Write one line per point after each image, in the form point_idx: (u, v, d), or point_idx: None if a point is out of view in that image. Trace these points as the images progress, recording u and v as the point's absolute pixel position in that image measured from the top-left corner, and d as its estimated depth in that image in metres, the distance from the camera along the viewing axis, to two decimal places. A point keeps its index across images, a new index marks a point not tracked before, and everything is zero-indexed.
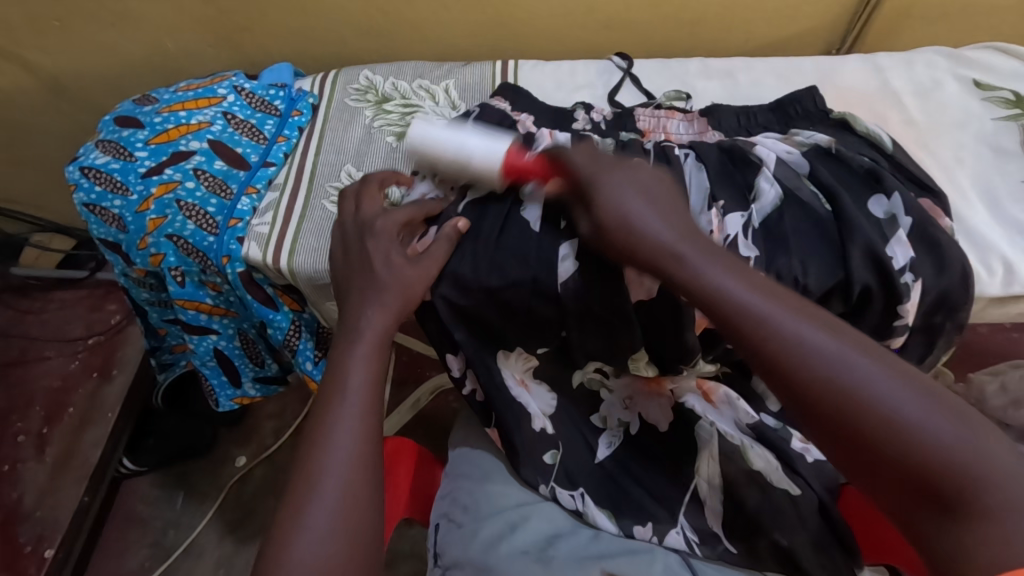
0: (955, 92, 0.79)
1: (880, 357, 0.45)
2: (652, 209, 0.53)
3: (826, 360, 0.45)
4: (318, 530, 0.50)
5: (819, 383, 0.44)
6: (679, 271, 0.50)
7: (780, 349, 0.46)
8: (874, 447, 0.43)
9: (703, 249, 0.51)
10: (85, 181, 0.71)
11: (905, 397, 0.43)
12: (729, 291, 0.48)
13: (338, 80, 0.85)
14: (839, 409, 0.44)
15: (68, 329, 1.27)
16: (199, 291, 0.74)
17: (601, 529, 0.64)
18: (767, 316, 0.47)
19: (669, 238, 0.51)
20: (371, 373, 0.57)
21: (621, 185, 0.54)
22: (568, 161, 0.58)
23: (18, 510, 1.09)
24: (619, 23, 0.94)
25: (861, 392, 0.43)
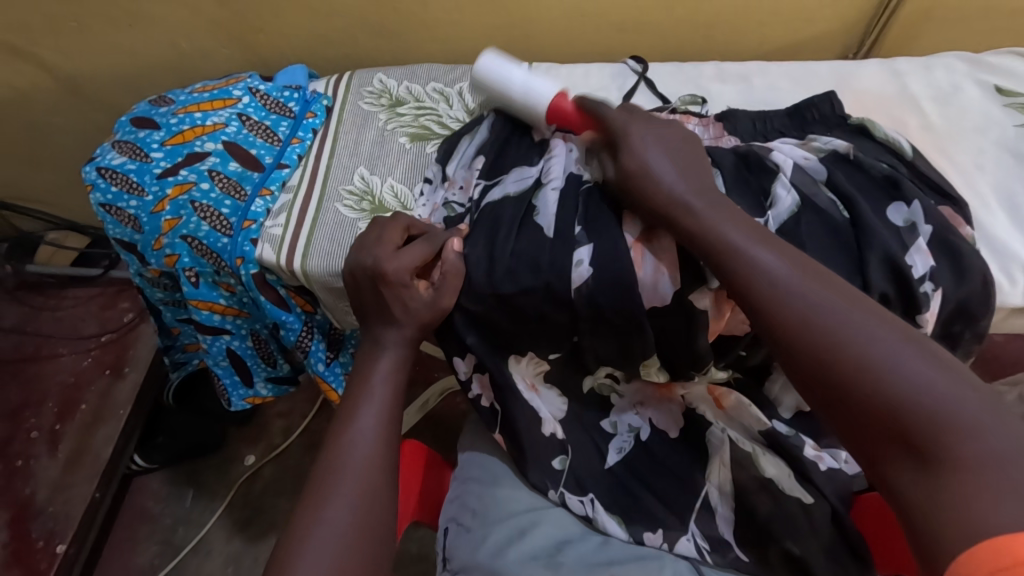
0: (975, 97, 0.78)
1: (872, 310, 0.46)
2: (672, 162, 0.58)
3: (809, 304, 0.47)
4: (331, 528, 0.50)
5: (803, 327, 0.47)
6: (687, 220, 0.55)
7: (767, 294, 0.49)
8: (849, 391, 0.44)
9: (716, 206, 0.55)
10: (102, 181, 0.72)
11: (889, 346, 0.44)
12: (728, 239, 0.52)
13: (352, 83, 0.85)
14: (819, 354, 0.46)
15: (81, 326, 1.28)
16: (213, 291, 0.74)
17: (610, 535, 0.64)
18: (759, 263, 0.50)
19: (682, 189, 0.56)
20: (388, 380, 0.60)
21: (651, 143, 0.59)
22: (604, 114, 0.64)
23: (30, 505, 1.10)
24: (633, 25, 0.93)
25: (841, 337, 0.45)
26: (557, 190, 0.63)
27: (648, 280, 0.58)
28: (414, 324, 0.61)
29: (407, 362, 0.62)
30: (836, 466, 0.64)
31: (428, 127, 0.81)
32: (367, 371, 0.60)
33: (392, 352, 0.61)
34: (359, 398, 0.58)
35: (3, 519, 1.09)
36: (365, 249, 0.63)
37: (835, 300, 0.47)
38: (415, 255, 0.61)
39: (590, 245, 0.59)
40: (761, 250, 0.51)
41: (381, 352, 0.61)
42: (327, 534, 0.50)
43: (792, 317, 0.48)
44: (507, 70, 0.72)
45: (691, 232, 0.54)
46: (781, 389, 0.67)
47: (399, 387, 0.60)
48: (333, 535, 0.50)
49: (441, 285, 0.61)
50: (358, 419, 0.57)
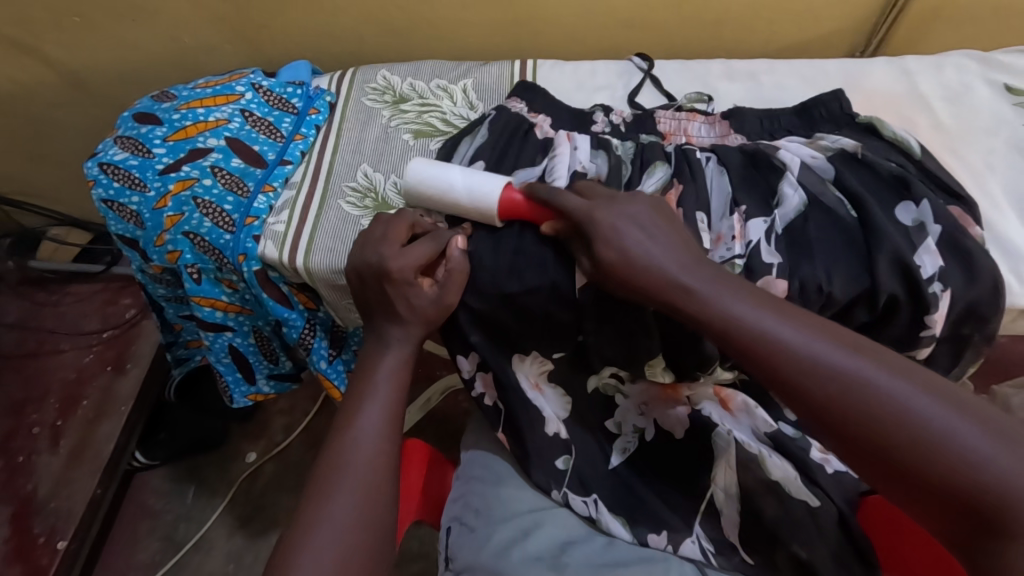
0: (985, 96, 0.77)
1: (902, 370, 0.45)
2: (652, 239, 0.53)
3: (843, 378, 0.45)
4: (334, 528, 0.50)
5: (842, 404, 0.44)
6: (693, 305, 0.50)
7: (799, 374, 0.46)
8: (902, 465, 0.43)
9: (718, 283, 0.50)
10: (103, 177, 0.71)
11: (931, 411, 0.43)
12: (745, 317, 0.48)
13: (355, 79, 0.85)
14: (864, 430, 0.44)
15: (83, 322, 1.28)
16: (215, 288, 0.74)
17: (615, 536, 0.63)
18: (784, 338, 0.47)
19: (675, 266, 0.51)
20: (391, 379, 0.59)
21: (623, 228, 0.53)
22: (560, 201, 0.57)
23: (32, 500, 1.10)
24: (639, 22, 0.93)
25: (883, 410, 0.43)
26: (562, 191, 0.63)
27: None
28: (417, 322, 0.60)
29: (409, 361, 0.61)
30: (843, 469, 0.65)
31: (432, 124, 0.80)
32: (370, 370, 0.59)
33: (396, 351, 0.60)
34: (363, 397, 0.58)
35: (4, 514, 1.09)
36: (370, 246, 0.62)
37: (867, 369, 0.45)
38: (419, 254, 0.60)
39: None
40: (784, 324, 0.48)
41: (383, 351, 0.61)
42: (329, 534, 0.50)
43: (828, 394, 0.45)
44: (444, 174, 0.63)
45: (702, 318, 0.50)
46: None
47: (402, 386, 0.59)
48: (335, 535, 0.50)
49: (444, 287, 0.60)
50: (361, 418, 0.56)
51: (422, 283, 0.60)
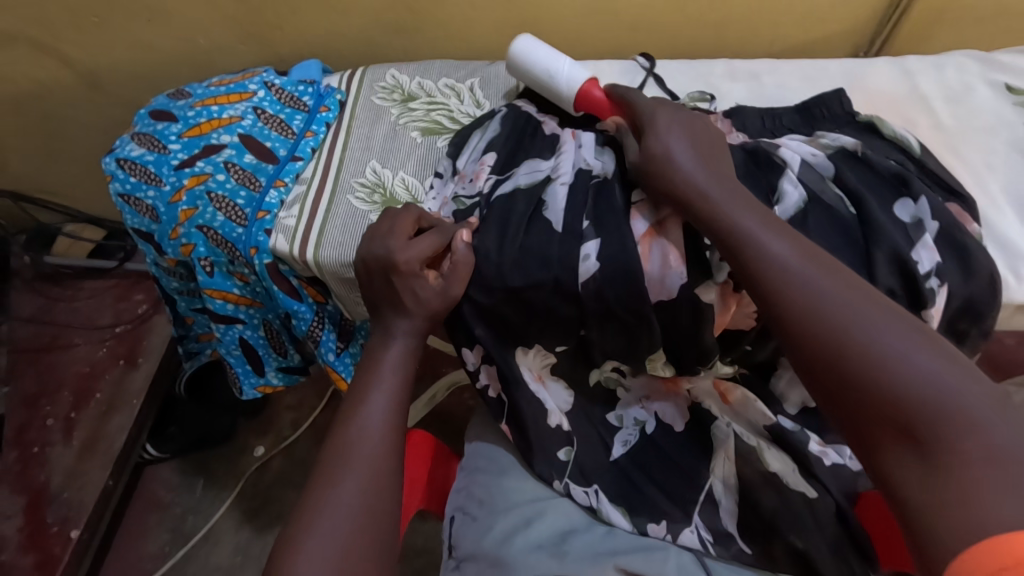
0: (987, 97, 0.78)
1: (876, 300, 0.47)
2: (692, 150, 0.59)
3: (815, 290, 0.48)
4: (342, 510, 0.52)
5: (806, 314, 0.47)
6: (704, 206, 0.55)
7: (776, 282, 0.49)
8: (852, 378, 0.44)
9: (733, 194, 0.56)
10: (121, 172, 0.74)
11: (890, 336, 0.44)
12: (741, 226, 0.53)
13: (365, 78, 0.87)
14: (821, 340, 0.46)
15: (96, 317, 1.31)
16: (227, 281, 0.76)
17: (615, 526, 0.64)
18: (772, 251, 0.51)
19: (701, 176, 0.57)
20: (398, 369, 0.61)
21: (673, 127, 0.61)
22: (631, 103, 0.67)
23: (46, 490, 1.13)
24: (643, 24, 0.94)
25: (843, 325, 0.45)
26: (566, 186, 0.64)
27: (656, 273, 0.59)
28: (425, 315, 0.62)
29: (414, 353, 0.63)
30: (841, 462, 0.64)
31: (440, 122, 0.82)
32: (377, 360, 0.61)
33: (404, 342, 0.62)
34: (369, 386, 0.59)
35: (18, 503, 1.12)
36: (378, 240, 0.64)
37: (838, 289, 0.47)
38: (423, 248, 0.62)
39: (597, 240, 0.60)
40: (773, 238, 0.52)
41: (392, 342, 0.62)
42: (337, 515, 0.51)
43: (797, 303, 0.48)
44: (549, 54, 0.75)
45: (705, 218, 0.55)
46: (787, 385, 0.67)
47: (409, 376, 0.61)
48: (343, 516, 0.51)
49: (451, 281, 0.62)
50: (368, 407, 0.58)
51: (427, 275, 0.62)
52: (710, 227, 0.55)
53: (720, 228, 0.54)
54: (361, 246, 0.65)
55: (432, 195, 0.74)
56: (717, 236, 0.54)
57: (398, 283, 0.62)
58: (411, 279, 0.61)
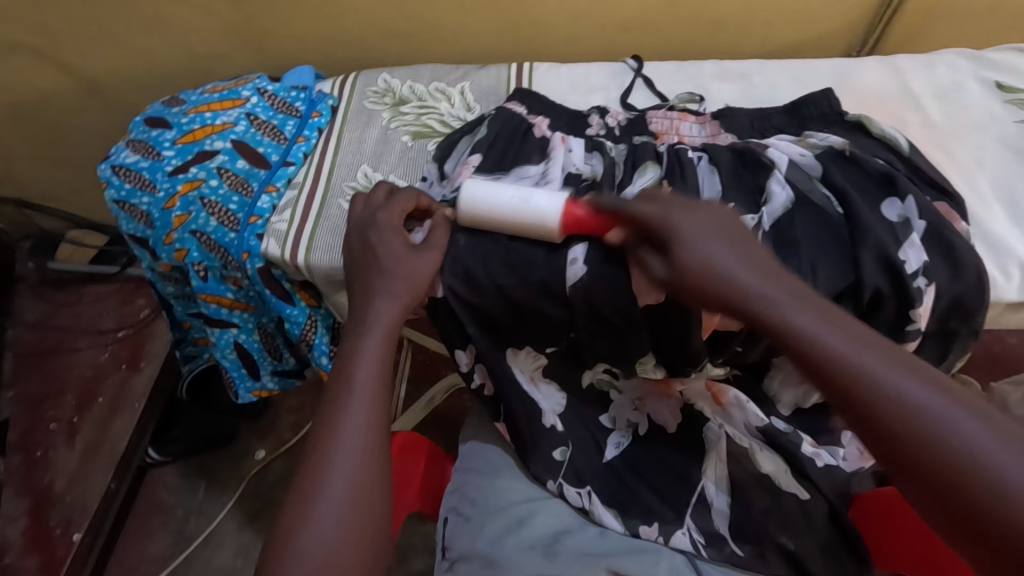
0: (977, 94, 0.78)
1: (978, 409, 0.44)
2: (732, 249, 0.51)
3: (924, 415, 0.43)
4: (327, 523, 0.51)
5: (924, 448, 0.43)
6: (767, 313, 0.48)
7: (876, 406, 0.45)
8: (970, 506, 0.42)
9: (794, 298, 0.49)
10: (116, 178, 0.75)
11: (1012, 458, 0.41)
12: (817, 338, 0.47)
13: (357, 83, 0.87)
14: (942, 469, 0.42)
15: (100, 322, 1.32)
16: (221, 285, 0.76)
17: (607, 527, 0.64)
18: (863, 369, 0.45)
19: (755, 282, 0.49)
20: (374, 376, 0.57)
21: (699, 235, 0.51)
22: (629, 211, 0.54)
23: (49, 493, 1.14)
24: (635, 25, 0.94)
25: (961, 450, 0.42)
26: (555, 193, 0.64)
27: (644, 276, 0.58)
28: (400, 310, 0.60)
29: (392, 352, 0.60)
30: (834, 463, 0.64)
31: (431, 125, 0.83)
32: (348, 362, 0.58)
33: (382, 342, 0.59)
34: (344, 394, 0.56)
35: (22, 507, 1.13)
36: (368, 237, 0.63)
37: (943, 406, 0.43)
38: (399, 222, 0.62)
39: (584, 243, 0.60)
40: (859, 351, 0.46)
41: (363, 339, 0.59)
42: (320, 534, 0.51)
43: (905, 431, 0.44)
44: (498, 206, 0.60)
45: (770, 327, 0.48)
46: (781, 386, 0.67)
47: (383, 378, 0.58)
48: (329, 533, 0.51)
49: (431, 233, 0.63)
50: (342, 420, 0.55)
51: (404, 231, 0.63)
52: (774, 337, 0.49)
53: (792, 338, 0.48)
54: (355, 211, 0.66)
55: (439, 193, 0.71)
56: (783, 343, 0.48)
57: (387, 279, 0.60)
58: (390, 230, 0.62)
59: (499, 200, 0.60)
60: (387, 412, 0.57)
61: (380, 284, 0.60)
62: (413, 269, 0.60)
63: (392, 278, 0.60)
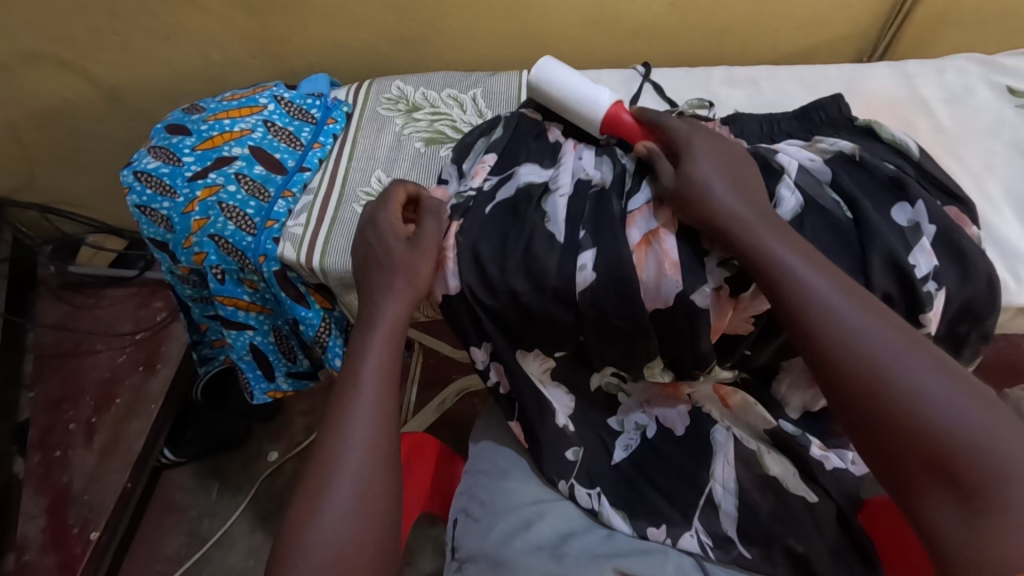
0: (988, 99, 0.78)
1: (911, 341, 0.48)
2: (727, 175, 0.58)
3: (856, 333, 0.49)
4: (338, 517, 0.52)
5: (845, 349, 0.48)
6: (743, 236, 0.55)
7: (818, 320, 0.50)
8: (878, 407, 0.46)
9: (770, 221, 0.55)
10: (138, 184, 0.77)
11: (928, 377, 0.46)
12: (779, 257, 0.53)
13: (371, 90, 0.89)
14: (861, 378, 0.47)
15: (118, 324, 1.35)
16: (238, 288, 0.78)
17: (615, 529, 0.65)
18: (814, 287, 0.51)
19: (740, 205, 0.56)
20: (382, 375, 0.59)
21: (703, 154, 0.60)
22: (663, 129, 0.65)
23: (67, 492, 1.16)
24: (645, 32, 0.95)
25: (885, 368, 0.47)
26: (565, 198, 0.65)
27: (651, 281, 0.60)
28: (405, 308, 0.62)
29: (399, 351, 0.61)
30: (843, 466, 0.64)
31: (443, 132, 0.84)
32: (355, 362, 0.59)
33: (388, 339, 0.60)
34: (353, 391, 0.57)
35: (41, 505, 1.15)
36: (380, 242, 0.65)
37: (876, 328, 0.49)
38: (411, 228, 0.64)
39: (593, 249, 0.61)
40: (817, 279, 0.51)
41: (370, 338, 0.60)
42: (330, 529, 0.52)
43: (842, 346, 0.49)
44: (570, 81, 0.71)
45: (737, 242, 0.55)
46: (788, 389, 0.67)
47: (392, 377, 0.59)
48: (341, 528, 0.52)
49: (421, 226, 0.65)
50: (351, 416, 0.56)
51: (401, 226, 0.66)
52: (738, 252, 0.55)
53: (754, 255, 0.54)
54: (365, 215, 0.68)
55: None
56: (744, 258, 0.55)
57: (388, 276, 0.63)
58: (389, 231, 0.65)
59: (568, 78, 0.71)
60: (394, 410, 0.58)
61: (381, 282, 0.63)
62: (411, 265, 0.63)
63: (391, 274, 0.62)
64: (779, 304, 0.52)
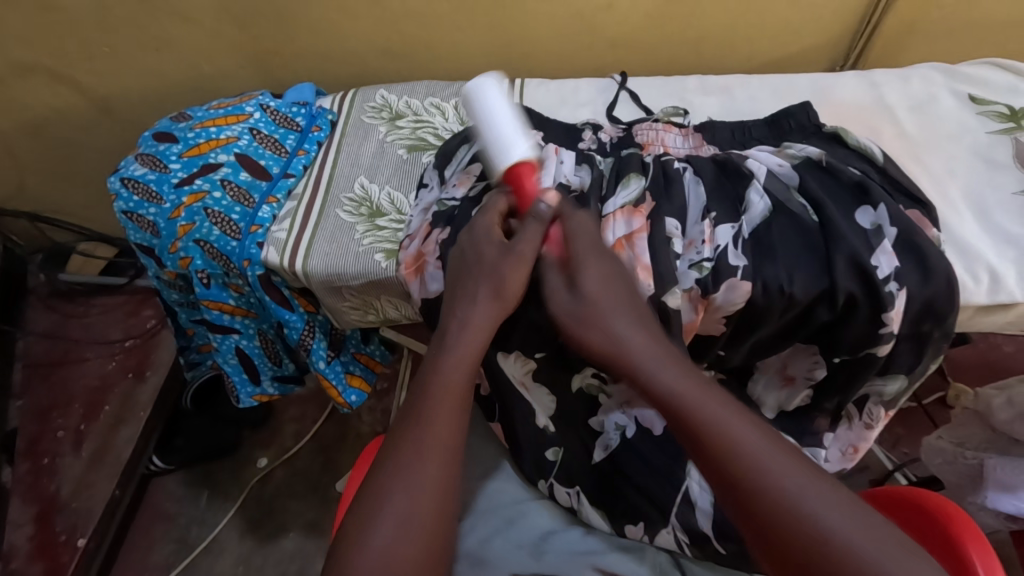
0: (950, 107, 0.80)
1: (854, 506, 0.44)
2: (619, 288, 0.55)
3: (777, 484, 0.45)
4: (385, 545, 0.47)
5: (748, 483, 0.46)
6: (637, 361, 0.52)
7: (716, 453, 0.47)
8: (790, 545, 0.44)
9: (658, 345, 0.53)
10: (125, 191, 0.78)
11: (828, 506, 0.44)
12: (673, 387, 0.50)
13: (356, 99, 0.91)
14: (815, 563, 0.43)
15: (108, 332, 1.36)
16: (223, 292, 0.79)
17: (594, 528, 0.67)
18: (726, 433, 0.47)
19: (632, 325, 0.53)
20: (454, 396, 0.53)
21: (593, 281, 0.55)
22: (563, 229, 0.59)
23: (55, 500, 1.16)
24: (624, 42, 0.98)
25: (810, 521, 0.43)
26: None
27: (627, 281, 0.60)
28: (484, 323, 0.56)
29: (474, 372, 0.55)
30: None
31: (425, 139, 0.86)
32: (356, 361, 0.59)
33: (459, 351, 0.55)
34: (425, 411, 0.52)
35: (29, 513, 1.15)
36: (473, 251, 0.59)
37: (795, 476, 0.45)
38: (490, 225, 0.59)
39: None
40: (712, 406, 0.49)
41: (445, 344, 0.55)
42: (376, 560, 0.46)
43: (744, 479, 0.46)
44: (501, 113, 0.61)
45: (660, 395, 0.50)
46: (764, 389, 0.69)
47: (463, 399, 0.53)
48: (393, 560, 0.46)
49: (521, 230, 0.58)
50: (420, 439, 0.51)
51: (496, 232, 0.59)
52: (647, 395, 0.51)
53: (688, 413, 0.48)
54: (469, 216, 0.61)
55: (418, 205, 0.75)
56: (672, 416, 0.50)
57: (472, 281, 0.57)
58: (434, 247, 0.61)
59: (502, 111, 0.61)
60: (459, 439, 0.53)
61: (464, 291, 0.57)
62: (498, 274, 0.56)
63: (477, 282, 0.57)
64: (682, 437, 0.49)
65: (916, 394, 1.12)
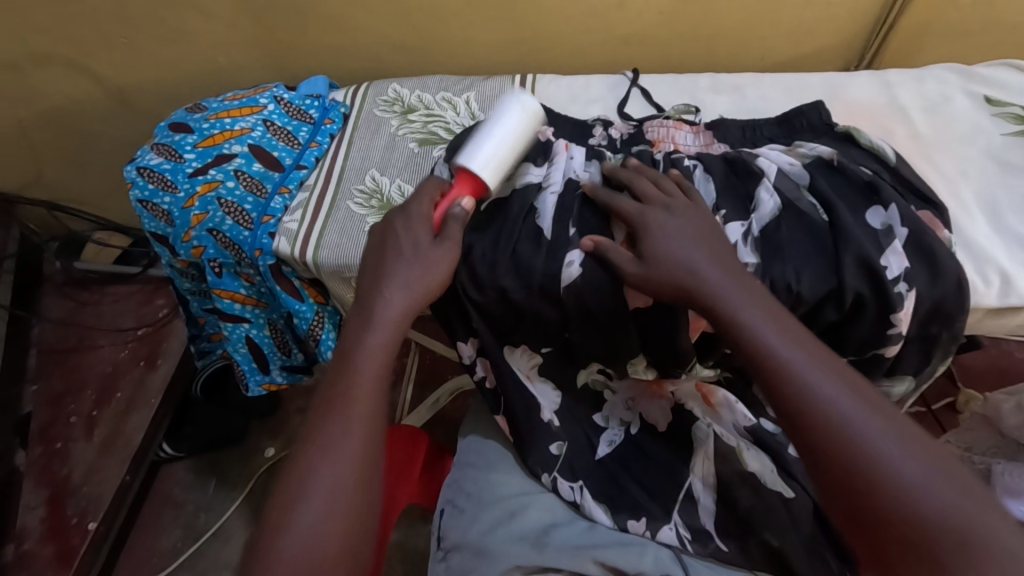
0: (965, 107, 0.80)
1: (931, 458, 0.46)
2: (696, 244, 0.57)
3: (855, 429, 0.46)
4: (312, 528, 0.49)
5: (826, 423, 0.47)
6: (719, 305, 0.53)
7: (798, 393, 0.49)
8: (858, 485, 0.45)
9: (744, 292, 0.54)
10: (140, 179, 0.79)
11: (903, 454, 0.45)
12: (757, 330, 0.52)
13: (368, 92, 0.91)
14: (880, 499, 0.45)
15: (120, 320, 1.38)
16: (235, 281, 0.80)
17: (596, 522, 0.66)
18: (807, 376, 0.49)
19: (715, 273, 0.55)
20: (376, 379, 0.55)
21: (676, 235, 0.57)
22: (619, 209, 0.62)
23: (67, 484, 1.18)
24: (636, 39, 0.97)
25: (883, 465, 0.45)
26: (555, 195, 0.66)
27: None
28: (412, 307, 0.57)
29: (393, 356, 0.57)
30: None
31: (436, 133, 0.87)
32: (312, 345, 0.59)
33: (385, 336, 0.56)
34: (346, 396, 0.53)
35: (42, 496, 1.17)
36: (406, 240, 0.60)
37: (874, 424, 0.47)
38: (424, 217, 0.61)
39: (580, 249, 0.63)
40: (795, 352, 0.50)
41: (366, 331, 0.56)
42: (303, 538, 0.49)
43: (821, 420, 0.47)
44: (496, 146, 0.65)
45: (728, 325, 0.53)
46: None
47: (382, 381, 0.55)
48: (320, 538, 0.49)
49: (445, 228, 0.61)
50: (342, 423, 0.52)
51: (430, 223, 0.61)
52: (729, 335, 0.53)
53: (765, 352, 0.51)
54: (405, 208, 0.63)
55: None
56: (754, 356, 0.51)
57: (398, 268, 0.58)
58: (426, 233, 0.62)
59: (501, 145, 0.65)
60: (378, 421, 0.54)
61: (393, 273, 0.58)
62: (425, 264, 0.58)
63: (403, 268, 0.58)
64: (760, 376, 0.51)
65: (925, 398, 1.11)
